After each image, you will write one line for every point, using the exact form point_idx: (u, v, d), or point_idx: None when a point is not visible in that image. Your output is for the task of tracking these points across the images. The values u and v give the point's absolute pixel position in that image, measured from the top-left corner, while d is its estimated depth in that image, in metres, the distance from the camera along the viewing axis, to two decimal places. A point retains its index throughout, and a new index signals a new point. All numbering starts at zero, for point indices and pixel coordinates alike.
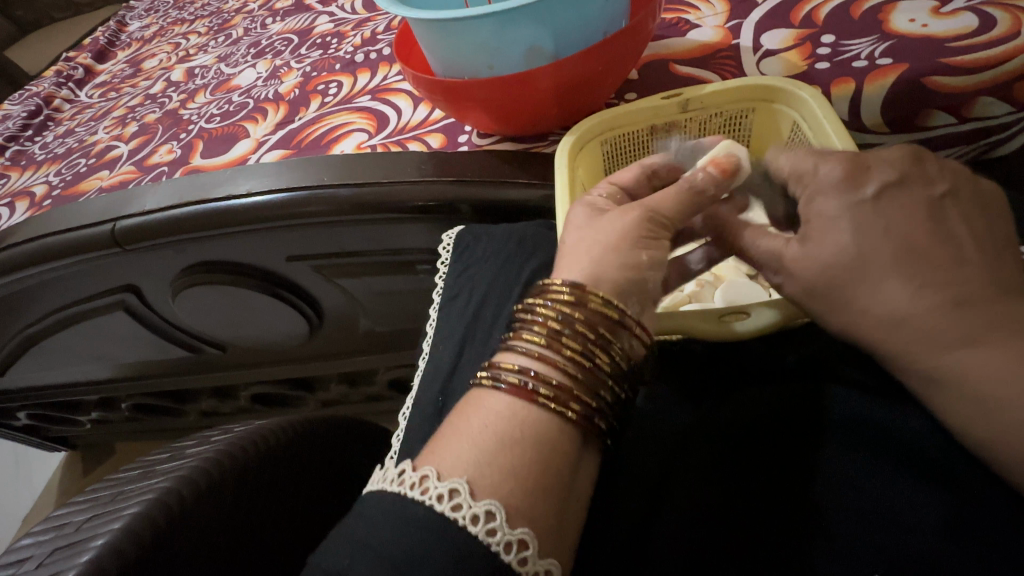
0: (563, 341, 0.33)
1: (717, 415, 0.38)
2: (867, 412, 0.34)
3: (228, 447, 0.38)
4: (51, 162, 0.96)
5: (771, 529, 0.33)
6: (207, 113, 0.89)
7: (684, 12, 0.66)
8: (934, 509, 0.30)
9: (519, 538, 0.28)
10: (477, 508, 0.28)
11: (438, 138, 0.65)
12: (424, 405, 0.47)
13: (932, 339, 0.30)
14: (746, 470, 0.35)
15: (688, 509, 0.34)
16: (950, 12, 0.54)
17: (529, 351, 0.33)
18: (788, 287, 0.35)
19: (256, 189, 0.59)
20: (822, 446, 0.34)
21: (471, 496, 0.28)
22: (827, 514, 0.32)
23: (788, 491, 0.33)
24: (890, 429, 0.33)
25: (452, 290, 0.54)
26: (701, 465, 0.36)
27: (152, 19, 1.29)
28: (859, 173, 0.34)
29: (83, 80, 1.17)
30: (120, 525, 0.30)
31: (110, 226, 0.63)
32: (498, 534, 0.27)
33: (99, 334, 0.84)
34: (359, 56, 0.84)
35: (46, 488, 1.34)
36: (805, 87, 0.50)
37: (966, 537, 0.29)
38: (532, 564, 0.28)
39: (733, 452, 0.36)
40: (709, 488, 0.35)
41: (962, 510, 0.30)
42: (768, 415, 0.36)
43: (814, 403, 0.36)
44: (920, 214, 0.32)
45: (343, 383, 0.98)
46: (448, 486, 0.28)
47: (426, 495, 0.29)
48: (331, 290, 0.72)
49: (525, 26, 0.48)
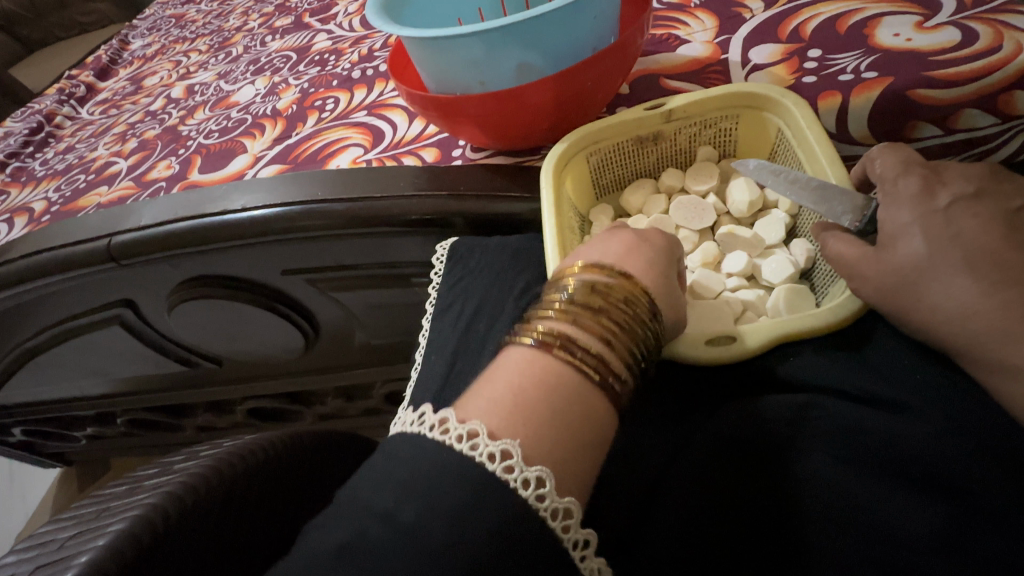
0: (625, 314, 0.36)
1: (709, 427, 0.37)
2: (859, 419, 0.34)
3: (217, 462, 0.38)
4: (51, 178, 0.97)
5: (762, 540, 0.32)
6: (206, 128, 0.91)
7: (674, 28, 0.67)
8: (927, 517, 0.30)
9: (565, 506, 0.28)
10: (530, 473, 0.28)
11: (433, 152, 0.65)
12: (418, 413, 0.47)
13: (982, 333, 0.32)
14: (737, 481, 0.34)
15: (678, 509, 0.34)
16: (933, 26, 0.55)
17: (590, 320, 0.35)
18: (861, 289, 0.37)
19: (251, 204, 0.59)
20: (808, 453, 0.33)
21: (522, 461, 0.28)
22: (822, 528, 0.31)
23: (781, 502, 0.32)
24: (881, 439, 0.33)
25: (446, 301, 0.54)
26: (692, 472, 0.35)
27: (154, 37, 1.31)
28: (925, 189, 0.37)
29: (85, 97, 1.19)
30: (105, 541, 0.30)
31: (106, 241, 0.64)
32: (546, 500, 0.28)
33: (95, 349, 0.84)
34: (356, 73, 0.86)
35: (41, 505, 1.34)
36: (778, 111, 0.52)
37: (957, 546, 0.29)
38: (574, 532, 0.28)
39: (723, 462, 0.34)
40: (702, 492, 0.34)
41: (954, 518, 0.30)
42: (759, 429, 0.35)
43: (800, 415, 0.35)
44: (989, 222, 0.35)
45: (340, 397, 0.98)
46: (500, 447, 0.28)
47: (475, 451, 0.28)
48: (327, 304, 0.72)
49: (515, 44, 0.48)
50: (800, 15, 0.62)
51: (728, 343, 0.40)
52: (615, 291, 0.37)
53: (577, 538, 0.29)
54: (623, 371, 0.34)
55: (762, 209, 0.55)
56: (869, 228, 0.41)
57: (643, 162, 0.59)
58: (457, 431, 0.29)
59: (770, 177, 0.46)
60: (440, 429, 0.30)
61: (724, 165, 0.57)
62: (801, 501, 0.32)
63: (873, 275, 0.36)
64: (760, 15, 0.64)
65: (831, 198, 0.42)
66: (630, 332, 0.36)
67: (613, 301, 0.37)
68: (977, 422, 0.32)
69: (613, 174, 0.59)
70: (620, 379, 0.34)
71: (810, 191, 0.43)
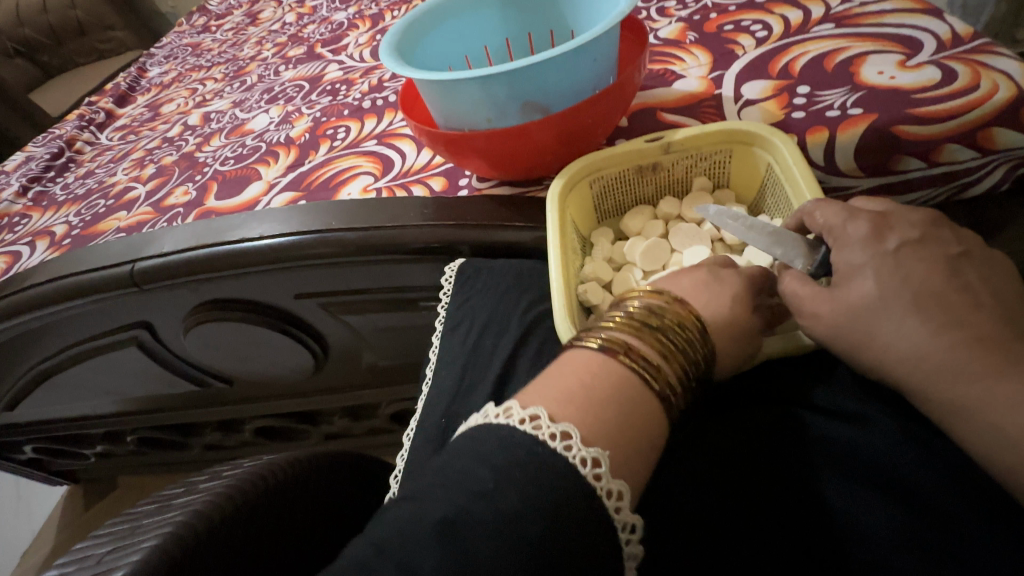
0: (685, 334, 0.39)
1: (698, 437, 0.38)
2: (832, 431, 0.36)
3: (240, 481, 0.41)
4: (71, 202, 1.01)
5: (745, 541, 0.33)
6: (222, 156, 0.94)
7: (670, 64, 0.70)
8: (895, 519, 0.32)
9: (617, 489, 0.30)
10: (613, 485, 0.30)
11: (440, 182, 0.68)
12: (428, 425, 0.49)
13: None
14: (725, 490, 0.35)
15: (662, 513, 0.36)
16: (915, 65, 0.58)
17: (651, 335, 0.37)
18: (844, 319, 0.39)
19: (268, 232, 0.62)
20: (789, 462, 0.35)
21: (581, 442, 0.30)
22: (798, 530, 0.33)
23: (762, 506, 0.34)
24: (853, 449, 0.35)
25: (454, 319, 0.56)
26: (682, 478, 0.36)
27: (171, 65, 1.37)
28: (874, 230, 0.38)
29: (104, 124, 1.23)
30: (139, 557, 0.32)
31: (129, 267, 0.67)
32: (621, 513, 0.30)
33: (110, 369, 0.87)
34: (367, 103, 0.89)
35: (47, 524, 1.35)
36: (768, 147, 0.55)
37: (924, 547, 0.31)
38: (624, 514, 0.30)
39: (710, 471, 0.36)
40: (689, 497, 0.35)
41: (921, 523, 0.31)
42: (742, 440, 0.37)
43: (780, 427, 0.37)
44: (963, 257, 0.37)
45: (346, 417, 1.00)
46: (562, 428, 0.30)
47: (540, 432, 0.30)
48: (336, 326, 0.75)
49: (520, 86, 0.52)
50: (790, 53, 0.66)
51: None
52: (670, 313, 0.40)
53: (627, 521, 0.30)
54: (681, 388, 0.36)
55: None
56: (820, 270, 0.42)
57: (641, 191, 0.62)
58: (550, 429, 0.30)
59: (730, 221, 0.48)
60: (533, 424, 0.31)
61: (718, 194, 0.60)
62: (778, 504, 0.34)
63: (825, 315, 0.38)
64: (751, 53, 0.67)
65: (785, 241, 0.44)
66: (689, 353, 0.38)
67: (672, 322, 0.39)
68: (942, 440, 0.34)
69: (612, 202, 0.62)
70: (676, 395, 0.36)
71: (765, 236, 0.45)
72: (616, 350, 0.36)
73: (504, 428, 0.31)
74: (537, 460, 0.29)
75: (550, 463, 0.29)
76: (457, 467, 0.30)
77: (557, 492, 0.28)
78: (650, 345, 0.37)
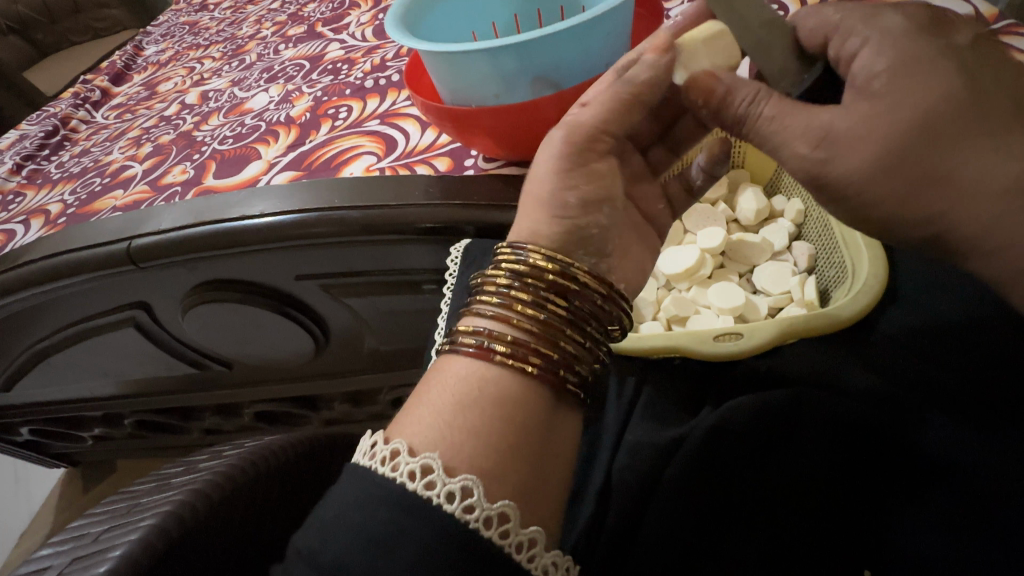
0: (564, 303, 0.38)
1: (729, 416, 0.42)
2: (852, 410, 0.41)
3: (239, 463, 0.40)
4: (66, 180, 0.99)
5: (793, 524, 0.38)
6: (221, 135, 0.92)
7: None
8: (919, 496, 0.38)
9: (499, 511, 0.31)
10: (493, 510, 0.30)
11: (445, 162, 0.67)
12: None
13: None
14: (765, 474, 0.40)
15: (704, 493, 0.40)
16: None
17: (545, 324, 0.37)
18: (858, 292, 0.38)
19: (269, 210, 0.60)
20: (819, 441, 0.40)
21: (445, 474, 0.31)
22: (839, 507, 0.38)
23: (802, 486, 0.39)
24: (869, 427, 0.40)
25: (460, 301, 0.57)
26: (724, 462, 0.41)
27: (168, 44, 1.33)
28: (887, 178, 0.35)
29: (100, 102, 1.21)
30: (137, 535, 0.31)
31: (126, 244, 0.65)
32: (510, 535, 0.31)
33: (106, 350, 0.85)
34: (370, 82, 0.87)
35: (44, 506, 1.35)
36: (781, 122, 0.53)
37: (948, 519, 0.36)
38: (514, 534, 0.31)
39: (747, 455, 0.41)
40: (730, 482, 0.40)
41: (942, 494, 0.37)
42: (774, 422, 0.41)
43: (811, 407, 0.41)
44: None
45: (346, 402, 0.99)
46: (421, 463, 0.31)
47: (397, 471, 0.31)
48: (338, 308, 0.73)
49: (529, 60, 0.50)
50: None
51: (736, 339, 0.47)
52: (568, 292, 0.38)
53: (522, 537, 0.31)
54: (582, 365, 0.37)
55: (769, 216, 0.60)
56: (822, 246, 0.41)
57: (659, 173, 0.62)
58: (407, 467, 0.31)
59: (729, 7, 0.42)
60: (391, 466, 0.31)
61: (733, 175, 0.62)
62: (817, 484, 0.39)
63: None
64: None
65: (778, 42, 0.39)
66: (582, 324, 0.39)
67: (546, 290, 0.38)
68: (958, 407, 0.40)
69: None
70: (577, 376, 0.37)
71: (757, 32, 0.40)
72: (484, 348, 0.36)
73: (368, 471, 0.32)
74: (408, 502, 0.30)
75: (411, 505, 0.30)
76: (349, 504, 0.30)
77: (427, 528, 0.29)
78: (546, 334, 0.37)
